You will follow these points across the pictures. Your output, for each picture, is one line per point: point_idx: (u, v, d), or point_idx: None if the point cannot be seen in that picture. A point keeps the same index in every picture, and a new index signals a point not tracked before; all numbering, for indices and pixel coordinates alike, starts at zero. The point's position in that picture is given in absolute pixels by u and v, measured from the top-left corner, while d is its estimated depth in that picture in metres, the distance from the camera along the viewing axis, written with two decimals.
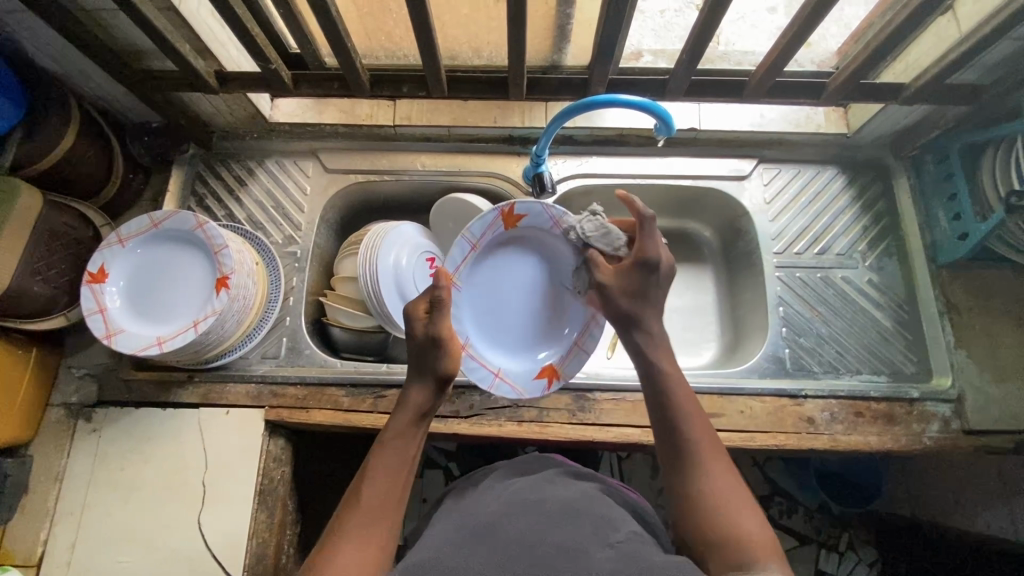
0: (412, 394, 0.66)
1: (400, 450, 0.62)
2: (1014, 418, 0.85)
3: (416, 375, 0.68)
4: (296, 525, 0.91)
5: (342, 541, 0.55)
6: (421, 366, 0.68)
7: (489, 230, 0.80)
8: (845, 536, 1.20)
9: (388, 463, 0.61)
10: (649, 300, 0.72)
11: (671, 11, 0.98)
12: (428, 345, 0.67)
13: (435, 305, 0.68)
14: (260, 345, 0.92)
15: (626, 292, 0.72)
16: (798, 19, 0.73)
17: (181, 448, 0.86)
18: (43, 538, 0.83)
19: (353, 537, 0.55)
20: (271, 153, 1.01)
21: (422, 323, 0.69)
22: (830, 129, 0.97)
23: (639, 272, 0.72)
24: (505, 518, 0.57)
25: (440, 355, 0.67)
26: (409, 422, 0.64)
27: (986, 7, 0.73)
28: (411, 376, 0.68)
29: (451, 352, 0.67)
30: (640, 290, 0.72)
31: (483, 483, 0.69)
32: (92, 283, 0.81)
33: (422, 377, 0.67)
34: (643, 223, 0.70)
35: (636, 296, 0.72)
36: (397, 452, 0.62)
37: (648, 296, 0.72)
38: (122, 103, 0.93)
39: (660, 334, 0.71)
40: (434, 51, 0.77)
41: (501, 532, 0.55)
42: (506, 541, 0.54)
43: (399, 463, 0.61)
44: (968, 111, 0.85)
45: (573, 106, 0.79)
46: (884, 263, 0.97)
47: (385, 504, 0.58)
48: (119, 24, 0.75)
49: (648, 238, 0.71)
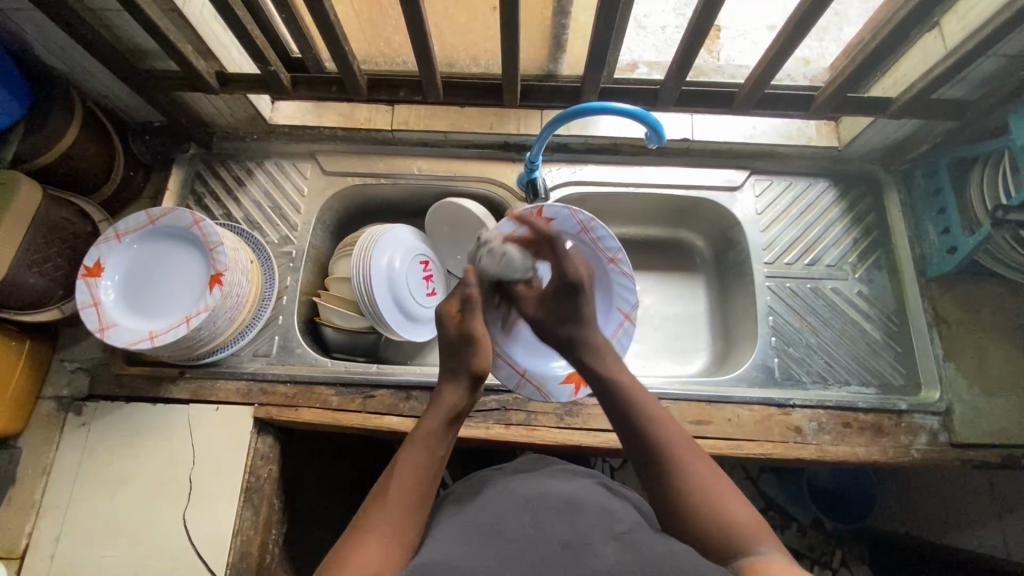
0: (446, 395, 0.69)
1: (429, 448, 0.64)
2: (1002, 432, 0.85)
3: (450, 377, 0.71)
4: (281, 525, 0.91)
5: (366, 535, 0.56)
6: (454, 367, 0.71)
7: (524, 231, 0.84)
8: (838, 552, 1.18)
9: (417, 460, 0.63)
10: (582, 321, 0.77)
11: (671, 28, 1.00)
12: (457, 345, 0.72)
13: (465, 303, 0.74)
14: (252, 343, 0.93)
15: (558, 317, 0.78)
16: (785, 32, 0.74)
17: (169, 443, 0.86)
18: (28, 530, 0.83)
19: (377, 531, 0.56)
20: (270, 154, 1.03)
21: (455, 324, 0.74)
22: (821, 142, 0.99)
23: (563, 294, 0.78)
24: (507, 514, 0.59)
25: (472, 350, 0.71)
26: (442, 420, 0.66)
27: (968, 25, 0.74)
28: (443, 379, 0.71)
29: (481, 349, 0.72)
30: (569, 313, 0.78)
31: (488, 476, 0.70)
32: (87, 277, 0.82)
33: (457, 380, 0.70)
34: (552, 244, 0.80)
35: (567, 319, 0.77)
36: (427, 449, 0.64)
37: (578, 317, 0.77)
38: (124, 102, 0.95)
39: (602, 345, 0.75)
40: (430, 57, 0.79)
41: (503, 529, 0.57)
42: (512, 537, 0.56)
43: (429, 460, 0.63)
44: (956, 126, 0.87)
45: (566, 111, 0.80)
46: (874, 275, 0.97)
47: (413, 499, 0.60)
48: (123, 23, 0.77)
49: (567, 259, 0.78)
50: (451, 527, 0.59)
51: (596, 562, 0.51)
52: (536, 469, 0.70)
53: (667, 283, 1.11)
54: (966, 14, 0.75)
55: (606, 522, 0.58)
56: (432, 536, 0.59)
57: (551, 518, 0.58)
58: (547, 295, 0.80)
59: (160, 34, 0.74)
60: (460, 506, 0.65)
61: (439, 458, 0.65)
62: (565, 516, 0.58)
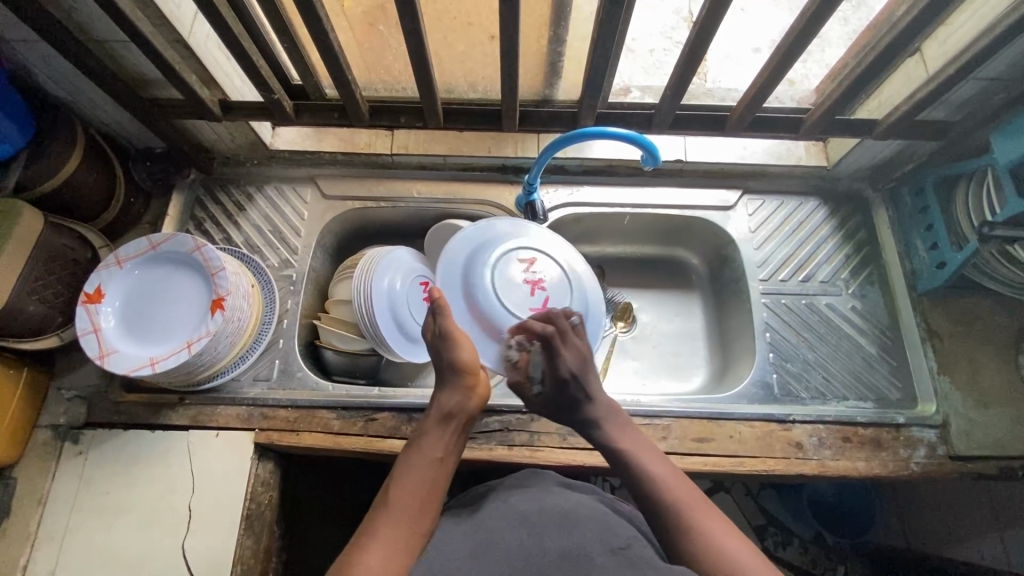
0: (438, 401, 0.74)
1: (426, 453, 0.68)
2: (998, 444, 0.86)
3: (443, 382, 0.75)
4: (281, 552, 0.89)
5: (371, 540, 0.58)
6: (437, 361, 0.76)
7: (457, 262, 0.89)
8: (841, 567, 1.16)
9: (415, 466, 0.66)
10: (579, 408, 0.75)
11: (660, 52, 1.03)
12: (439, 344, 0.76)
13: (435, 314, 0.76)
14: (253, 368, 0.92)
15: (563, 414, 0.76)
16: (774, 58, 0.77)
17: (170, 471, 0.85)
18: (23, 562, 0.81)
19: (383, 536, 0.58)
20: (270, 179, 1.04)
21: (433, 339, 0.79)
22: (810, 161, 1.02)
23: (557, 389, 0.75)
24: (505, 529, 0.59)
25: (449, 346, 0.75)
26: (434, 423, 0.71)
27: (950, 50, 0.77)
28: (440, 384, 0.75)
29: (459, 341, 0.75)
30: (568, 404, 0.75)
31: (483, 491, 0.70)
32: (87, 304, 0.82)
33: (446, 384, 0.74)
34: (549, 343, 0.77)
35: (566, 406, 0.75)
36: (425, 452, 0.68)
37: (578, 402, 0.75)
38: (127, 130, 0.96)
39: (604, 420, 0.74)
40: (431, 83, 0.81)
41: (501, 540, 0.57)
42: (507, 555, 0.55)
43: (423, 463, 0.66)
44: (940, 145, 0.90)
45: (563, 137, 0.82)
46: (866, 290, 0.99)
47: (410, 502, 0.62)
48: (128, 53, 0.78)
49: (552, 357, 0.76)
50: (448, 544, 0.58)
51: None
52: (533, 484, 0.69)
53: (663, 302, 1.12)
54: (946, 40, 0.78)
55: (604, 536, 0.58)
56: (429, 554, 0.57)
57: (548, 534, 0.58)
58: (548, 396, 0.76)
59: (166, 63, 0.75)
60: (457, 520, 0.64)
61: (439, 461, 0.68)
62: (563, 532, 0.58)
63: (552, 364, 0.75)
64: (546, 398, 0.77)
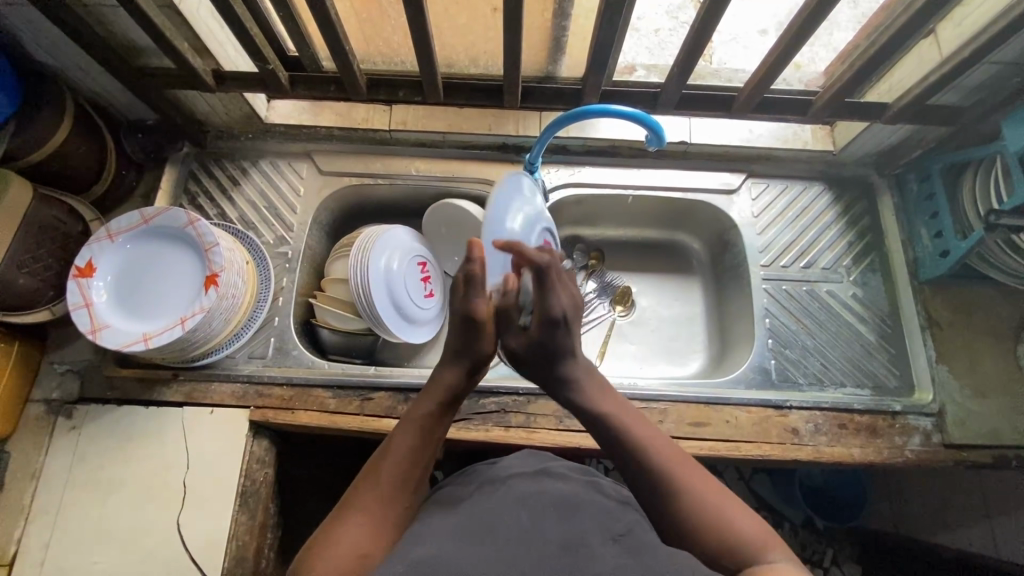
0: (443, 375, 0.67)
1: (422, 433, 0.63)
2: (993, 433, 0.87)
3: (452, 356, 0.68)
4: (275, 529, 0.89)
5: (346, 520, 0.54)
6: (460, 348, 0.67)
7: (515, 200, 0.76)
8: (830, 551, 1.17)
9: (408, 444, 0.61)
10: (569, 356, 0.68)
11: (665, 30, 0.98)
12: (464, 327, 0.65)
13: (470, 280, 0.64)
14: (247, 345, 0.91)
15: (541, 368, 0.68)
16: (783, 39, 0.75)
17: (163, 447, 0.84)
18: (17, 536, 0.81)
19: (361, 513, 0.55)
20: (266, 153, 1.01)
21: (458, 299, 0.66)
22: (816, 146, 1.00)
23: (547, 331, 0.66)
24: (505, 512, 0.58)
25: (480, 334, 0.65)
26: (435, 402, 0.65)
27: (964, 32, 0.75)
28: (449, 352, 0.68)
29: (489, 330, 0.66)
30: (554, 352, 0.67)
31: (481, 475, 0.69)
32: (79, 278, 0.81)
33: (457, 360, 0.67)
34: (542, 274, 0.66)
35: (548, 354, 0.67)
36: (419, 431, 0.63)
37: (560, 351, 0.68)
38: (118, 100, 0.93)
39: (585, 378, 0.69)
40: (431, 58, 0.78)
41: (496, 528, 0.55)
42: (503, 537, 0.54)
43: (417, 444, 0.62)
44: (949, 130, 0.88)
45: (567, 114, 0.78)
46: (868, 277, 0.98)
47: (399, 482, 0.58)
48: (119, 19, 0.76)
49: (551, 289, 0.66)
50: (444, 523, 0.57)
51: (596, 566, 0.50)
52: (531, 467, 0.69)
53: (662, 285, 1.11)
54: (961, 22, 0.76)
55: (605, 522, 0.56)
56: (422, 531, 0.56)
57: (547, 519, 0.56)
58: (533, 336, 0.67)
59: (157, 31, 0.72)
60: (453, 501, 0.63)
61: (430, 444, 0.63)
62: (562, 517, 0.57)
63: (547, 304, 0.65)
64: (527, 342, 0.67)
